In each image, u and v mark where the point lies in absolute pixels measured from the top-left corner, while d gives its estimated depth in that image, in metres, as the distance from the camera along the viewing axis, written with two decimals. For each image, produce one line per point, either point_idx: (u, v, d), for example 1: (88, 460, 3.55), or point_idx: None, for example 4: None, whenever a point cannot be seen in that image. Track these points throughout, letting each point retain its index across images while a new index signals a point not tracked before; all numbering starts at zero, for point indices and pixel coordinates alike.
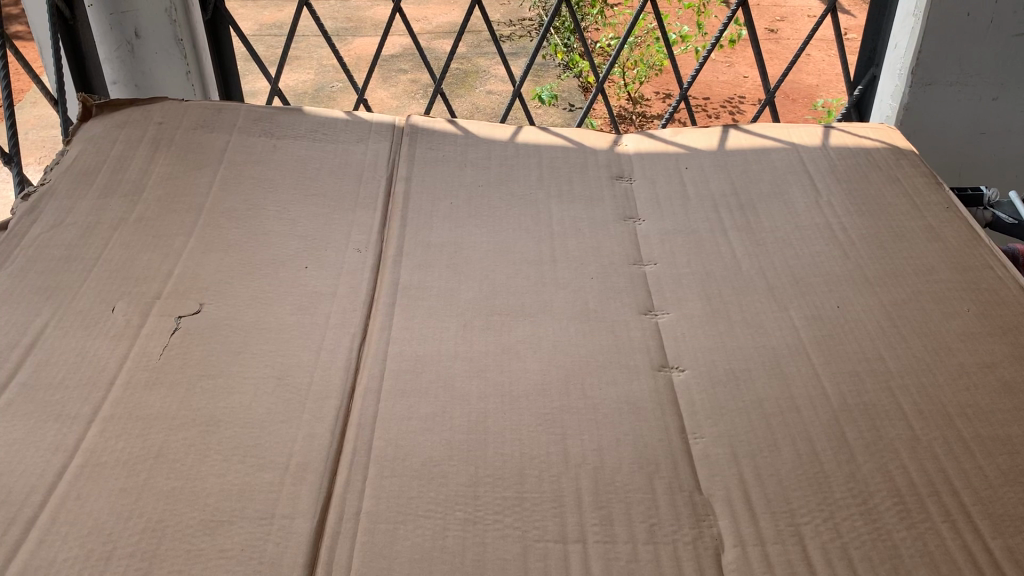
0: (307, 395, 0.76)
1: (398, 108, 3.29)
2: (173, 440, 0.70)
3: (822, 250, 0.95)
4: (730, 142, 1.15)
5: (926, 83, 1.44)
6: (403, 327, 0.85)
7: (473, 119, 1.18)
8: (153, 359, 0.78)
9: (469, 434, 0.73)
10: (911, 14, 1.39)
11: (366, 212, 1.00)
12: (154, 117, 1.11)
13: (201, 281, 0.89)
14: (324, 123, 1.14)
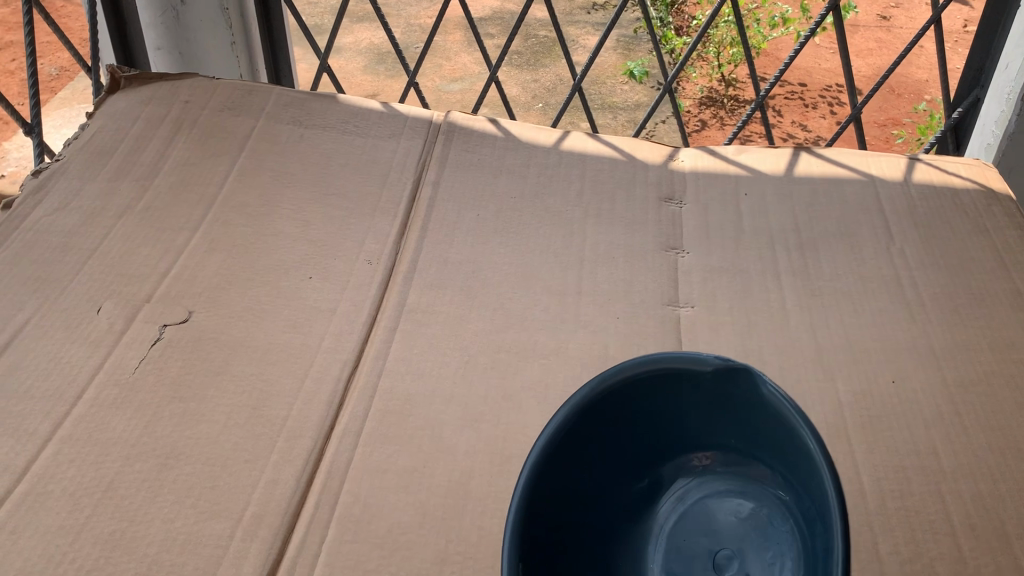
0: (280, 431, 0.69)
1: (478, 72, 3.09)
2: (127, 473, 0.65)
3: (884, 309, 0.84)
4: (799, 166, 1.03)
5: None
6: (399, 357, 0.77)
7: (519, 119, 1.09)
8: (126, 374, 0.73)
9: (447, 499, 0.65)
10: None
11: (384, 218, 0.92)
12: (180, 95, 1.06)
13: (196, 285, 0.83)
14: (357, 113, 1.07)
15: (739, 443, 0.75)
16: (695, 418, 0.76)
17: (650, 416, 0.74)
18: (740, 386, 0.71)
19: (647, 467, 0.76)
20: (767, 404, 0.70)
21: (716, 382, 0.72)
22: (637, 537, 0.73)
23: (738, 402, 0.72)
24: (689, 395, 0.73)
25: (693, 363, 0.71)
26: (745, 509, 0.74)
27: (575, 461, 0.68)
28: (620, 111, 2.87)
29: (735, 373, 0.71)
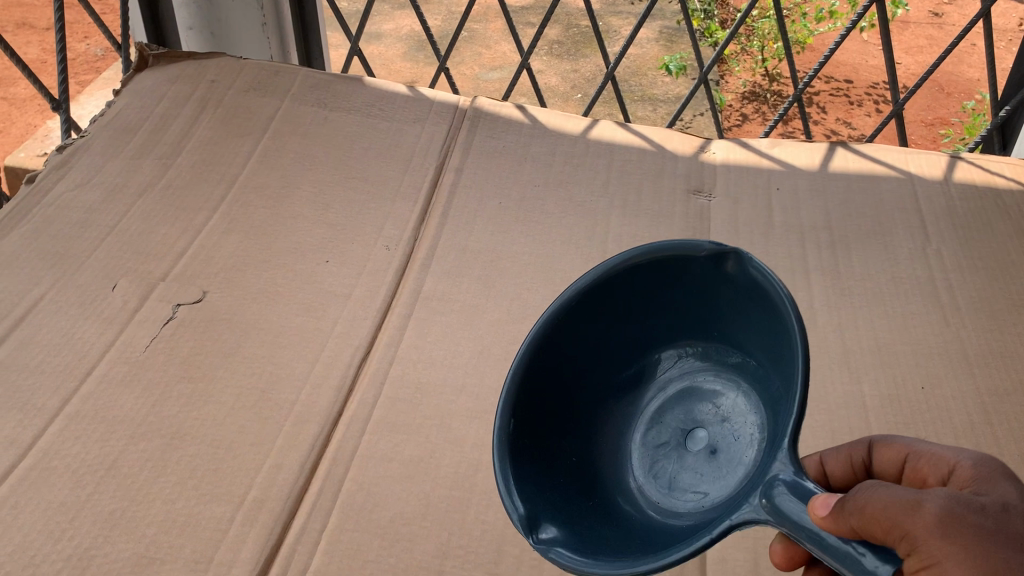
0: (287, 415, 0.68)
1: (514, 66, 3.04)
2: (131, 452, 0.65)
3: (917, 313, 0.81)
4: (835, 161, 0.99)
5: None
6: (412, 346, 0.76)
7: (547, 106, 1.07)
8: (137, 353, 0.73)
9: (452, 491, 0.64)
10: None
11: (405, 204, 0.91)
12: (207, 73, 1.05)
13: (212, 266, 0.82)
14: (383, 97, 1.05)
15: (725, 330, 0.68)
16: (686, 299, 0.69)
17: (641, 295, 0.68)
18: (732, 269, 0.62)
19: (636, 344, 0.72)
20: (759, 289, 0.60)
21: (710, 262, 0.64)
22: (623, 415, 0.72)
23: (735, 287, 0.63)
24: (681, 278, 0.67)
25: (683, 246, 0.64)
26: (729, 392, 0.68)
27: (548, 343, 0.65)
28: (660, 103, 2.84)
29: (727, 256, 0.62)
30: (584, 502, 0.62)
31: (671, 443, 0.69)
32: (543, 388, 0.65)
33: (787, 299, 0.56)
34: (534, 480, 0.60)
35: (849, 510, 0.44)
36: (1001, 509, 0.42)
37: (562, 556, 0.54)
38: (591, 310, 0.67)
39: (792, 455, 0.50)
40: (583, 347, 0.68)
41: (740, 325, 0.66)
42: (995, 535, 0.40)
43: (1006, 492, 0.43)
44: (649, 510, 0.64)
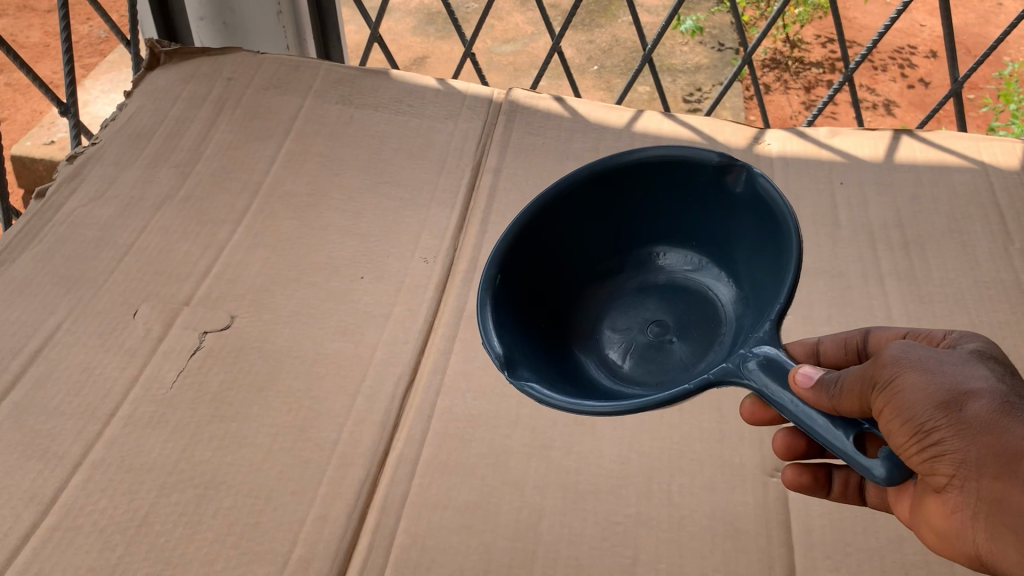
0: (329, 457, 0.63)
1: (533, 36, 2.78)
2: (162, 505, 0.59)
3: (1005, 321, 0.74)
4: (901, 151, 0.92)
5: None
6: (459, 372, 0.70)
7: (586, 98, 1.00)
8: (163, 389, 0.67)
9: (515, 543, 0.58)
10: None
11: (442, 211, 0.85)
12: (223, 71, 0.99)
13: (238, 287, 0.76)
14: (411, 91, 0.99)
15: (723, 245, 0.71)
16: (689, 208, 0.72)
17: (644, 190, 0.72)
18: (735, 183, 0.67)
19: (632, 235, 0.75)
20: (762, 202, 0.64)
21: (717, 177, 0.68)
22: (602, 301, 0.75)
23: (734, 199, 0.68)
24: (686, 182, 0.70)
25: (696, 152, 0.68)
26: (708, 292, 0.71)
27: (544, 213, 0.70)
28: (678, 75, 2.63)
29: (732, 169, 0.66)
30: (551, 356, 0.67)
31: (642, 327, 0.72)
32: (534, 256, 0.70)
33: (789, 215, 0.60)
34: (516, 338, 0.64)
35: (829, 389, 0.48)
36: (964, 352, 0.47)
37: (533, 388, 0.59)
38: (592, 190, 0.71)
39: (772, 331, 0.55)
40: (577, 226, 0.72)
41: (738, 232, 0.69)
42: (951, 361, 0.46)
43: (972, 342, 0.49)
44: (603, 376, 0.68)
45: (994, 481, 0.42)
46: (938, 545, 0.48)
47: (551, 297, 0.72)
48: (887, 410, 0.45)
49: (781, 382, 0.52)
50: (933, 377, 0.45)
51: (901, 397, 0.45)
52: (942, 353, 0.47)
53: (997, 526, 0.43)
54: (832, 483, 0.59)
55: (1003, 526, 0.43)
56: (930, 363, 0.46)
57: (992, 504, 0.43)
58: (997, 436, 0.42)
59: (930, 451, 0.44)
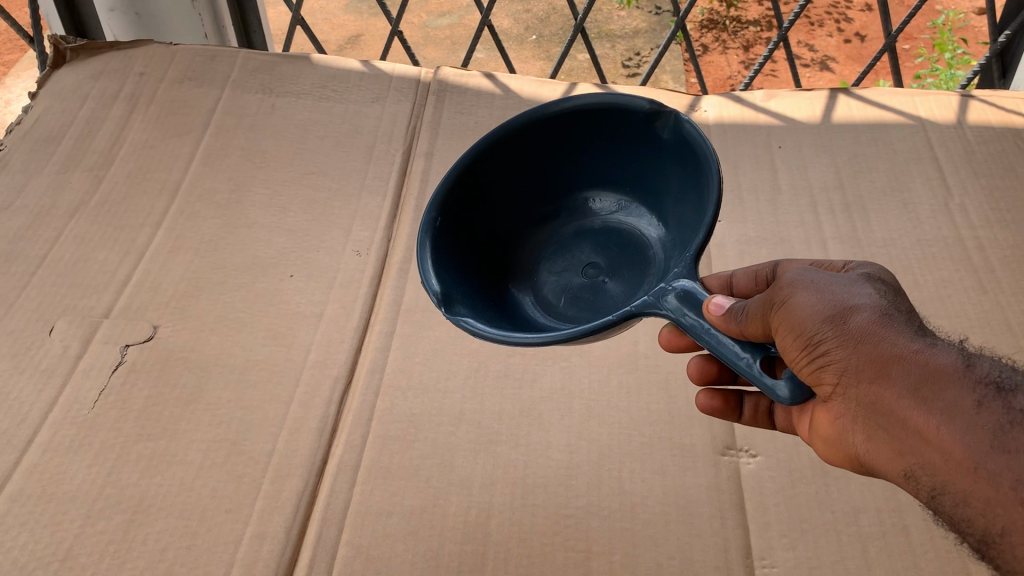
0: (265, 470, 0.60)
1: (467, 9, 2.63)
2: (88, 535, 0.56)
3: (949, 279, 0.73)
4: (838, 111, 0.91)
5: None
6: (398, 370, 0.67)
7: (517, 72, 0.97)
8: (84, 410, 0.63)
9: (464, 546, 0.56)
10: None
11: (373, 199, 0.82)
12: (134, 65, 0.94)
13: (161, 294, 0.72)
14: (335, 75, 0.95)
15: (655, 188, 0.67)
16: (625, 156, 0.69)
17: (579, 136, 0.68)
18: (665, 130, 0.63)
19: (569, 181, 0.72)
20: (689, 145, 0.61)
21: (647, 122, 0.64)
22: (538, 244, 0.72)
23: (664, 145, 0.64)
24: (617, 128, 0.67)
25: (627, 99, 0.64)
26: (639, 233, 0.68)
27: (478, 161, 0.66)
28: (618, 40, 2.59)
29: (662, 116, 0.63)
30: (483, 295, 0.64)
31: (574, 269, 0.69)
32: (469, 200, 0.67)
33: (713, 159, 0.57)
34: (449, 278, 0.61)
35: (736, 317, 0.48)
36: (855, 274, 0.48)
37: (468, 321, 0.57)
38: (525, 138, 0.68)
39: (691, 269, 0.53)
40: (513, 171, 0.69)
41: (668, 178, 0.65)
42: (840, 282, 0.47)
43: (863, 266, 0.50)
44: (532, 317, 0.65)
45: (871, 386, 0.43)
46: (829, 452, 0.50)
47: (484, 241, 0.68)
48: (781, 327, 0.46)
49: (696, 311, 0.50)
50: (822, 295, 0.46)
51: (792, 313, 0.46)
52: (835, 275, 0.48)
53: (873, 428, 0.44)
54: (743, 408, 0.60)
55: (879, 428, 0.44)
56: (822, 284, 0.47)
57: (869, 407, 0.44)
58: (874, 343, 0.44)
59: (816, 362, 0.45)
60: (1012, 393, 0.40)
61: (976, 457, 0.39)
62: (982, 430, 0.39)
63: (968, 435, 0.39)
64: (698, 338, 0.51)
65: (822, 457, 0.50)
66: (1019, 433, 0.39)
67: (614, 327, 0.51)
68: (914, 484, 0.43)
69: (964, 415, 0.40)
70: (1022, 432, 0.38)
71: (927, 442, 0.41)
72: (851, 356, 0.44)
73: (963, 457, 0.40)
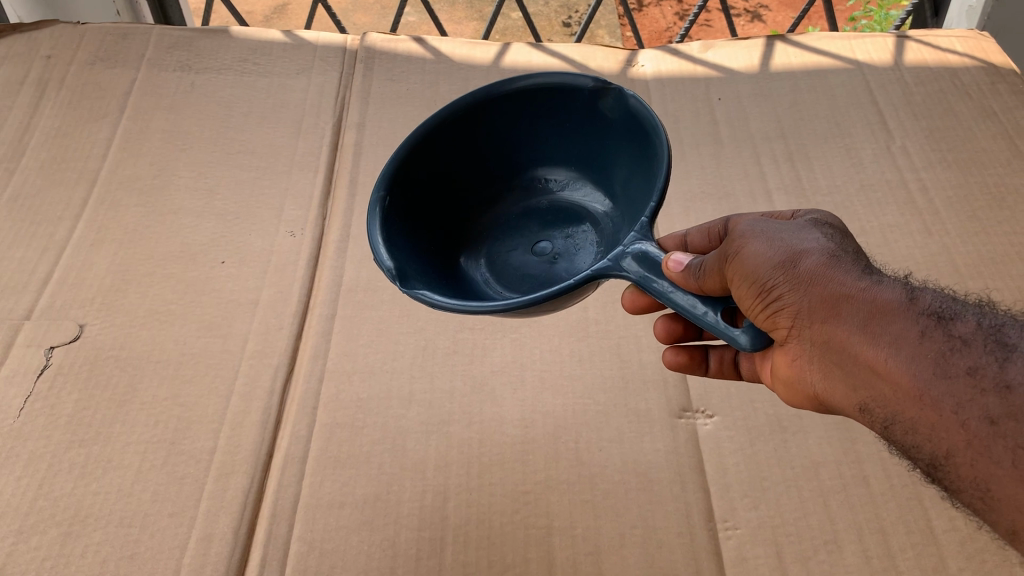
0: (208, 469, 0.57)
1: None
2: (21, 553, 0.53)
3: (895, 223, 0.73)
4: (776, 59, 0.90)
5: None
6: (342, 353, 0.65)
7: (447, 35, 0.95)
8: (10, 419, 0.60)
9: (421, 532, 0.54)
10: None
11: (304, 176, 0.79)
12: (40, 48, 0.89)
13: (85, 290, 0.68)
14: (256, 48, 0.91)
15: (601, 165, 0.66)
16: (567, 132, 0.66)
17: (523, 116, 0.65)
18: (610, 104, 0.61)
19: (512, 160, 0.69)
20: (636, 122, 0.59)
21: (592, 101, 0.62)
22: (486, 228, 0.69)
23: (606, 120, 0.62)
24: (561, 107, 0.64)
25: (567, 76, 0.62)
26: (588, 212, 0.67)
27: (426, 144, 0.62)
28: None
29: (607, 91, 0.60)
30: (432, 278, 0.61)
31: (526, 248, 0.67)
32: (420, 187, 0.63)
33: (661, 130, 0.55)
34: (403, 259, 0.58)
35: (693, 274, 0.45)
36: (802, 221, 0.47)
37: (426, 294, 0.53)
38: (468, 122, 0.64)
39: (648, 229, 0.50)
40: (461, 155, 0.65)
41: (614, 154, 0.64)
42: (789, 229, 0.46)
43: (811, 214, 0.49)
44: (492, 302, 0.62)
45: (823, 325, 0.42)
46: (791, 395, 0.49)
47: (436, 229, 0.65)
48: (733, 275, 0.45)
49: (656, 273, 0.48)
50: (771, 240, 0.45)
51: (744, 262, 0.44)
52: (783, 223, 0.47)
53: (829, 366, 0.43)
54: (709, 361, 0.59)
55: (834, 365, 0.43)
56: (771, 232, 0.46)
57: (824, 346, 0.43)
58: (823, 284, 0.43)
59: (771, 308, 0.44)
60: (953, 321, 0.39)
61: (922, 384, 0.38)
62: (926, 358, 0.38)
63: (915, 364, 0.39)
64: (660, 299, 0.48)
65: (785, 400, 0.50)
66: (961, 358, 0.38)
67: (571, 293, 0.48)
68: (870, 417, 0.42)
69: (910, 345, 0.39)
70: (963, 357, 0.38)
71: (877, 374, 0.40)
72: (803, 298, 0.43)
73: (911, 386, 0.39)
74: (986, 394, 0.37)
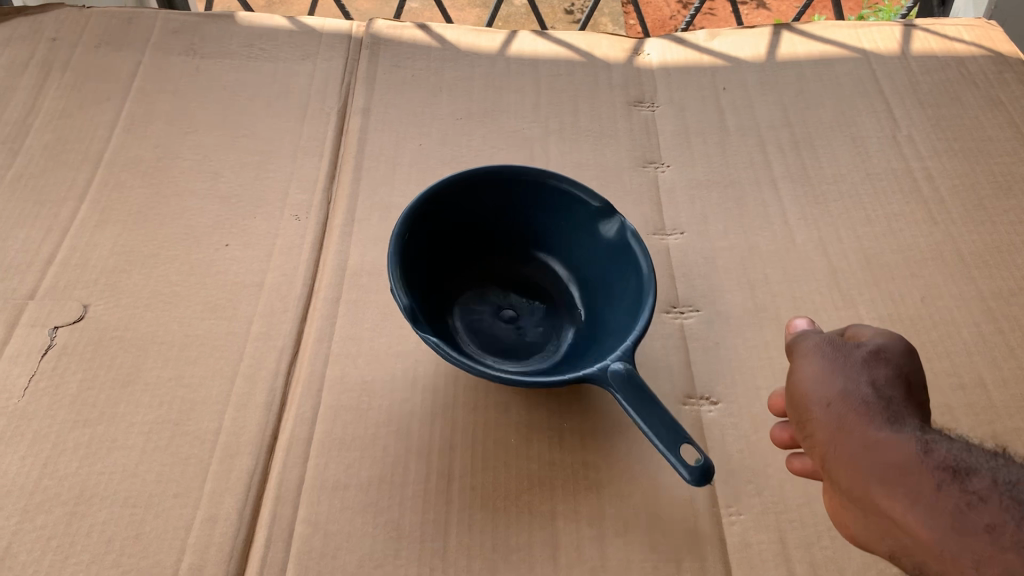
0: (212, 450, 0.57)
1: None
2: (26, 531, 0.53)
3: (901, 213, 0.73)
4: (782, 48, 0.90)
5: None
6: (346, 337, 0.64)
7: (453, 22, 0.95)
8: (14, 399, 0.60)
9: (425, 515, 0.54)
10: None
11: (309, 160, 0.78)
12: (44, 29, 0.89)
13: (89, 272, 0.68)
14: (262, 32, 0.91)
15: (587, 290, 0.66)
16: (558, 235, 0.67)
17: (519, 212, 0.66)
18: (610, 232, 0.62)
19: (502, 239, 0.68)
20: (631, 257, 0.60)
21: (590, 216, 0.64)
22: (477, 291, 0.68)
23: (601, 247, 0.64)
24: (556, 211, 0.65)
25: (576, 188, 0.63)
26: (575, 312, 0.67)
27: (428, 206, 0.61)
28: None
29: (612, 216, 0.62)
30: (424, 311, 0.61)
31: (517, 330, 0.66)
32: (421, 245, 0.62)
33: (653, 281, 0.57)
34: (403, 282, 0.57)
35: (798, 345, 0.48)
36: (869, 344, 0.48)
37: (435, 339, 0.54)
38: (465, 193, 0.63)
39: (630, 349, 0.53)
40: (457, 220, 0.65)
41: (597, 303, 0.65)
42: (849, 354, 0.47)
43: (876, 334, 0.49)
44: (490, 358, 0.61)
45: (835, 418, 0.45)
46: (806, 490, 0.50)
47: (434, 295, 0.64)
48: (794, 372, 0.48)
49: (631, 391, 0.51)
50: (828, 364, 0.47)
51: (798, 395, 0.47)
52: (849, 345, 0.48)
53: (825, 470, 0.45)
54: None
55: (828, 473, 0.45)
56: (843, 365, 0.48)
57: (825, 441, 0.45)
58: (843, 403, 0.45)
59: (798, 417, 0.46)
60: (969, 476, 0.38)
61: (908, 458, 0.40)
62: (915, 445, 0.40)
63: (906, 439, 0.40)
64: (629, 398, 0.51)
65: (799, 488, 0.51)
66: (978, 513, 0.37)
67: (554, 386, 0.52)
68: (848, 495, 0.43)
69: (903, 439, 0.41)
70: (949, 453, 0.39)
71: (867, 446, 0.42)
72: (823, 415, 0.45)
73: (898, 457, 0.40)
74: (960, 471, 0.38)
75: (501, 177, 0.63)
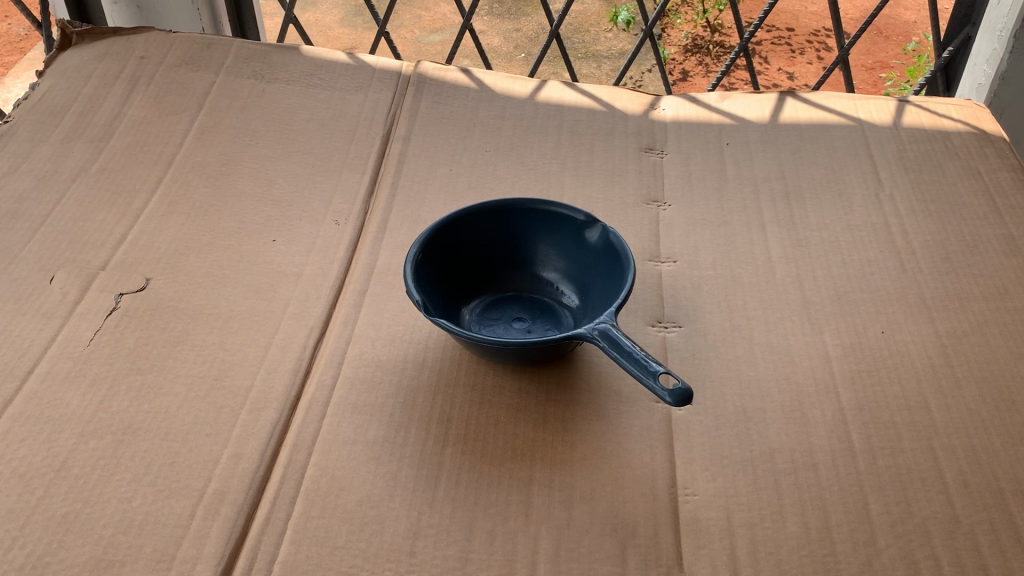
0: (243, 402, 0.66)
1: (443, 51, 2.69)
2: (81, 451, 0.62)
3: (873, 259, 0.81)
4: (785, 112, 1.00)
5: (1000, 77, 1.16)
6: (368, 322, 0.74)
7: (491, 69, 1.07)
8: (80, 346, 0.70)
9: (420, 470, 0.62)
10: (998, 31, 1.15)
11: (352, 175, 0.89)
12: (136, 50, 1.04)
13: (154, 251, 0.79)
14: (322, 65, 1.04)
15: (575, 289, 0.75)
16: (551, 245, 0.76)
17: (513, 228, 0.76)
18: (597, 239, 0.72)
19: (500, 254, 0.76)
20: (613, 251, 0.70)
21: (574, 225, 0.74)
22: (480, 297, 0.76)
23: (589, 255, 0.74)
24: (547, 226, 0.75)
25: (566, 206, 0.74)
26: (565, 309, 0.75)
27: (441, 224, 0.71)
28: (603, 60, 2.67)
29: (595, 224, 0.72)
30: (436, 309, 0.69)
31: (516, 328, 0.74)
32: (434, 257, 0.71)
33: (631, 259, 0.68)
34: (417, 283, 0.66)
35: None
36: None
37: (444, 322, 0.64)
38: (470, 213, 0.73)
39: (616, 312, 0.64)
40: (464, 237, 0.73)
41: (585, 298, 0.74)
42: None
43: None
44: None
45: None
46: None
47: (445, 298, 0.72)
48: None
49: (607, 339, 0.62)
50: None
51: None
52: None
53: None
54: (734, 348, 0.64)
55: None
56: None
57: None
58: None
59: None
60: None
61: None
62: None
63: None
64: (610, 350, 0.61)
65: None
66: None
67: (552, 345, 0.64)
68: None
69: None
70: None
71: None
72: None
73: None
74: None
75: (500, 205, 0.74)
